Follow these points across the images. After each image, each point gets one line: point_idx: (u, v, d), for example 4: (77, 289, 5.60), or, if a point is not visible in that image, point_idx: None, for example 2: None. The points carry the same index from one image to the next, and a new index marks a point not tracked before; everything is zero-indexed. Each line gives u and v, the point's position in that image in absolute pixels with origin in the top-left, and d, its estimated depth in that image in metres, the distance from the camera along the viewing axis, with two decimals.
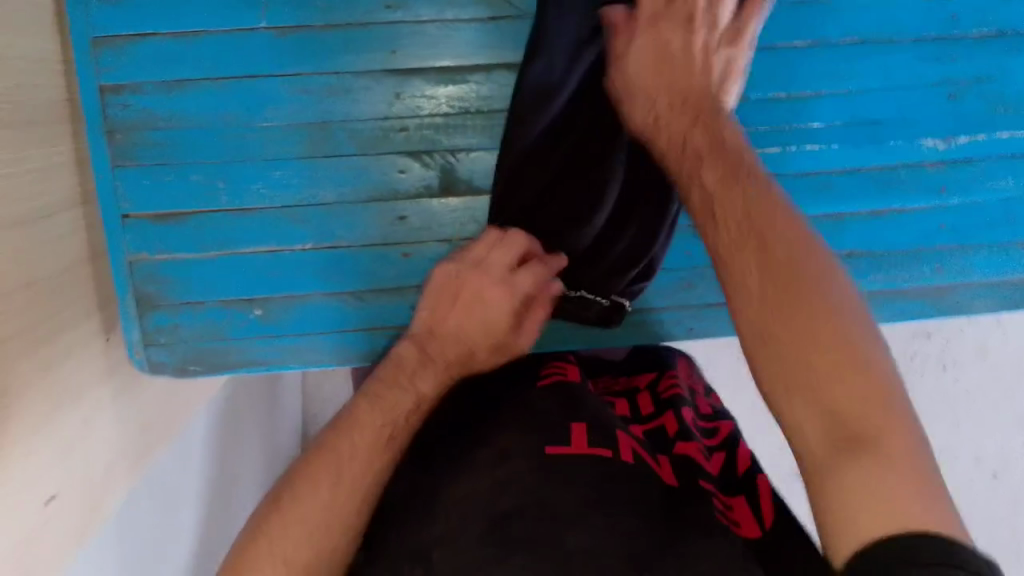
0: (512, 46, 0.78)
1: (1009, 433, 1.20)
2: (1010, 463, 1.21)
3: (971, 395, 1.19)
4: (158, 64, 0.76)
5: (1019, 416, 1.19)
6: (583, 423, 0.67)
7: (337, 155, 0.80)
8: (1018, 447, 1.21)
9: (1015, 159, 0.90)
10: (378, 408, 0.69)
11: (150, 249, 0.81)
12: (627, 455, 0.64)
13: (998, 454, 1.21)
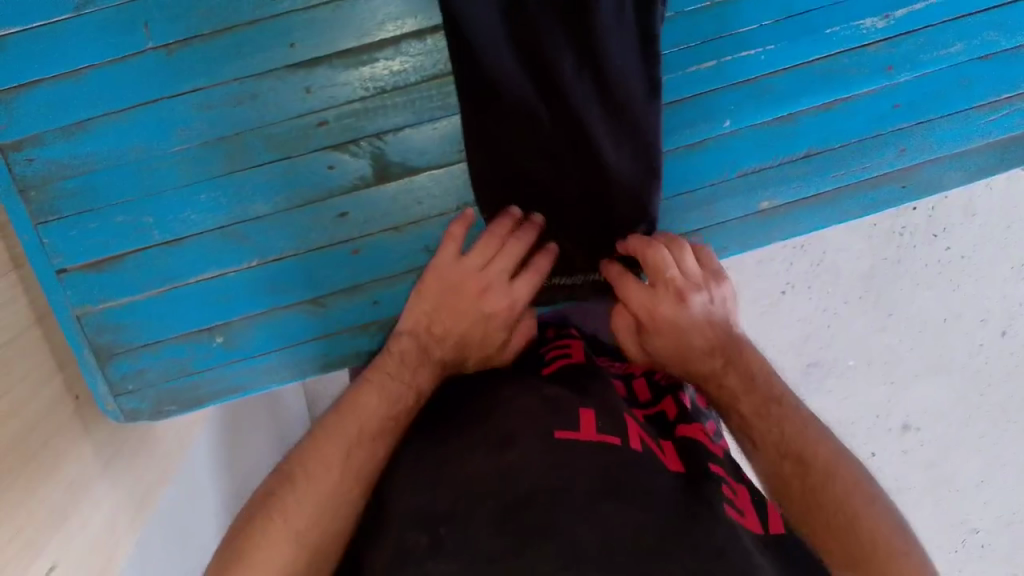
0: (414, 11, 0.73)
1: (1011, 286, 1.19)
2: (1016, 315, 1.21)
3: (967, 258, 1.16)
4: (53, 111, 0.72)
5: (1014, 266, 1.18)
6: (591, 408, 0.69)
7: (262, 164, 0.77)
8: (1021, 299, 1.20)
9: (960, 20, 0.88)
10: (367, 408, 0.74)
11: (94, 300, 0.79)
12: (635, 441, 0.67)
13: (1003, 308, 1.20)
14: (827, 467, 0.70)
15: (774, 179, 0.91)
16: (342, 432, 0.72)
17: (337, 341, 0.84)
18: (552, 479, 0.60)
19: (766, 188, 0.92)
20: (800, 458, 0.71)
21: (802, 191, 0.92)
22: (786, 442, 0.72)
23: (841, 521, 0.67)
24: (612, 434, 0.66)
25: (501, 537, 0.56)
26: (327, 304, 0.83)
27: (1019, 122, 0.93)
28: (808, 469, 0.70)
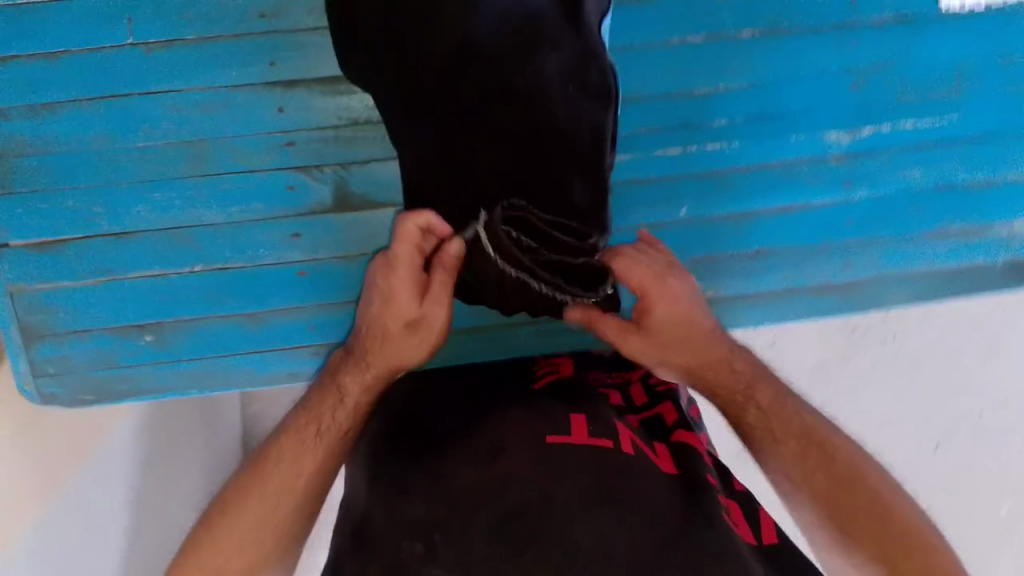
0: None
1: (949, 401, 1.09)
2: (952, 434, 1.09)
3: (918, 368, 1.09)
4: (22, 88, 0.73)
5: (968, 385, 1.09)
6: (582, 416, 0.59)
7: (224, 172, 0.77)
8: (960, 416, 1.09)
9: (924, 147, 0.92)
10: (308, 441, 0.65)
11: (30, 279, 0.78)
12: (629, 445, 0.57)
13: (939, 423, 1.09)
14: (830, 443, 0.64)
15: (720, 270, 0.94)
16: (309, 428, 0.66)
17: (271, 360, 0.84)
18: (547, 486, 0.52)
19: (714, 277, 0.94)
20: (840, 483, 0.62)
21: (745, 287, 0.95)
22: (804, 452, 0.64)
23: (855, 491, 0.61)
24: (603, 438, 0.57)
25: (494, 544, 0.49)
26: (264, 320, 0.83)
27: (965, 256, 0.96)
28: (849, 487, 0.61)
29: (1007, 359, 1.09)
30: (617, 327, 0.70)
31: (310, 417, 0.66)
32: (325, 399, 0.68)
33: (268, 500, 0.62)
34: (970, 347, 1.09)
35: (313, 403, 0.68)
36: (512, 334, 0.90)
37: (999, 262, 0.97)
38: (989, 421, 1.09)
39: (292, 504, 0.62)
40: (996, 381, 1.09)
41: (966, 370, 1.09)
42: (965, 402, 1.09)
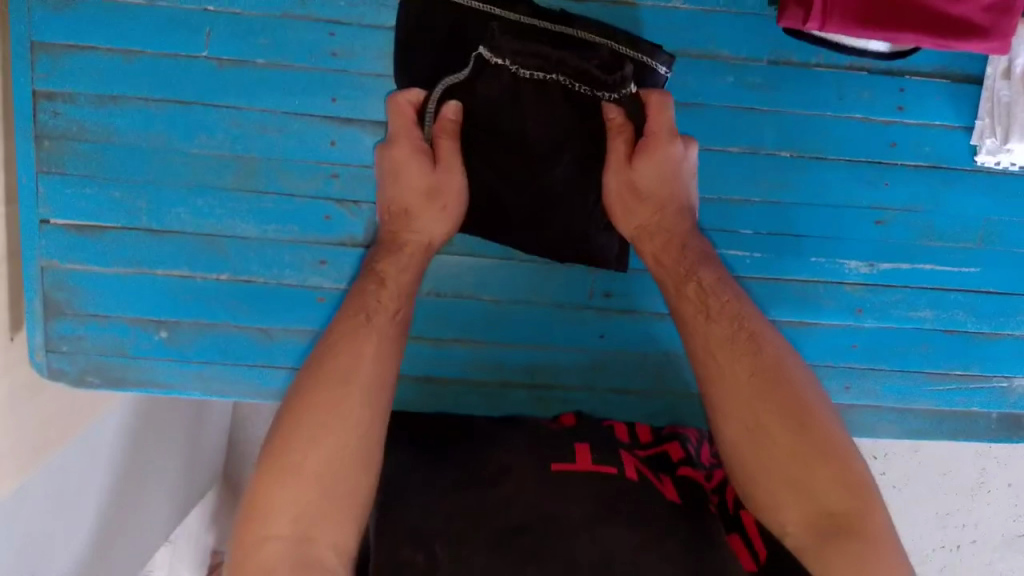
0: None
1: (930, 531, 1.21)
2: (926, 561, 1.22)
3: (896, 488, 1.19)
4: (96, 78, 0.77)
5: (939, 512, 1.20)
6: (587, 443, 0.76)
7: (268, 191, 0.81)
8: (937, 547, 1.22)
9: (937, 291, 0.95)
10: (339, 378, 0.60)
11: (64, 257, 0.81)
12: (631, 471, 0.72)
13: (915, 550, 1.22)
14: (783, 393, 0.61)
15: None
16: (352, 368, 0.61)
17: (276, 376, 0.86)
18: (547, 509, 0.64)
19: None
20: (802, 448, 0.58)
21: None
22: (763, 371, 0.62)
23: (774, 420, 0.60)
24: (607, 464, 0.72)
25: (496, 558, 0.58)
26: (276, 337, 0.85)
27: (963, 401, 0.98)
28: (811, 460, 0.57)
29: (990, 499, 1.19)
30: (619, 163, 0.74)
31: (345, 349, 0.62)
32: (352, 333, 0.63)
33: (333, 440, 0.57)
34: (949, 477, 1.18)
35: (345, 334, 0.63)
36: (509, 397, 0.92)
37: (995, 413, 1.00)
38: (963, 552, 1.22)
39: (366, 448, 0.58)
40: (976, 518, 1.20)
41: (950, 504, 1.20)
42: (944, 533, 1.21)
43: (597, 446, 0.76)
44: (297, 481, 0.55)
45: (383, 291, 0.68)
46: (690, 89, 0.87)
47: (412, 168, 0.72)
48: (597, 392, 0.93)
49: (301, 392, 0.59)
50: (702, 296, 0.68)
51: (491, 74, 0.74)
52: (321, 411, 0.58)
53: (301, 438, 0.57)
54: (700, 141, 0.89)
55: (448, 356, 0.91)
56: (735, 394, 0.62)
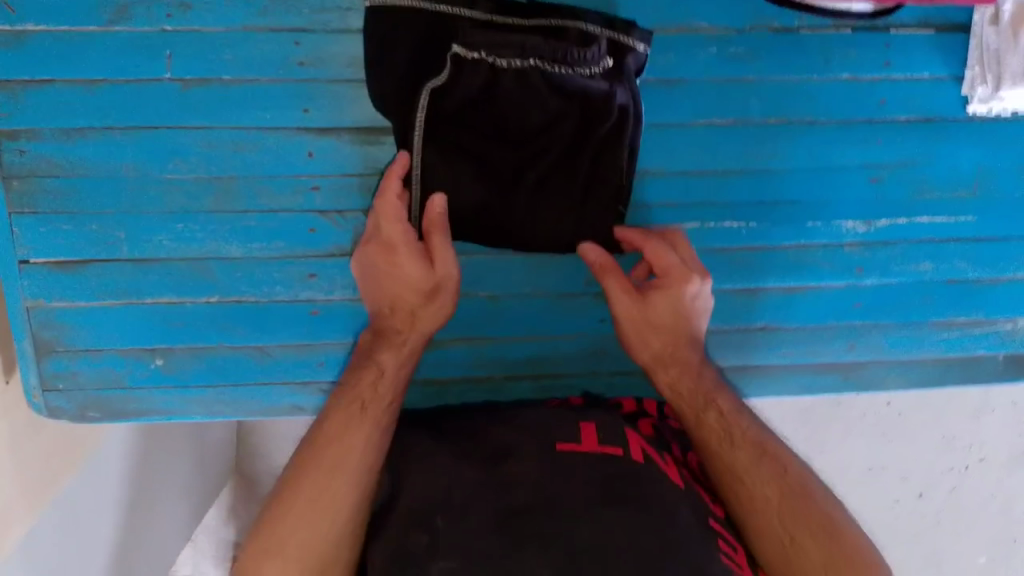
0: None
1: (938, 454, 1.21)
2: (936, 483, 1.22)
3: (903, 416, 1.19)
4: (58, 113, 0.75)
5: (945, 436, 1.20)
6: (592, 424, 0.75)
7: (249, 210, 0.79)
8: (946, 469, 1.22)
9: (936, 242, 0.94)
10: (349, 420, 0.66)
11: (48, 296, 0.80)
12: (638, 456, 0.71)
13: (925, 473, 1.21)
14: (783, 473, 0.68)
15: (728, 340, 0.95)
16: (345, 453, 0.64)
17: (276, 393, 0.85)
18: (549, 494, 0.64)
19: (723, 349, 0.95)
20: (799, 515, 0.66)
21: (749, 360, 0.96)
22: (735, 438, 0.71)
23: (772, 488, 0.68)
24: (613, 447, 0.71)
25: (497, 536, 0.60)
26: (272, 354, 0.84)
27: (967, 346, 0.98)
28: (810, 526, 0.65)
29: (995, 417, 1.20)
30: (625, 292, 0.76)
31: (337, 438, 0.65)
32: (349, 415, 0.66)
33: (323, 511, 0.61)
34: (953, 401, 1.19)
35: (338, 417, 0.66)
36: (513, 387, 0.92)
37: (1001, 355, 0.99)
38: (971, 473, 1.22)
39: (351, 522, 0.63)
40: (983, 437, 1.21)
41: (956, 427, 1.20)
42: (952, 456, 1.21)
43: (604, 424, 0.75)
44: (293, 535, 0.60)
45: (379, 383, 0.69)
46: (673, 66, 0.84)
47: (408, 263, 0.72)
48: (600, 376, 0.93)
49: (296, 465, 0.64)
50: (725, 426, 0.72)
51: (468, 68, 0.73)
52: (314, 483, 0.62)
53: (293, 507, 0.61)
54: (687, 118, 0.86)
55: (448, 355, 0.90)
56: (727, 458, 0.71)
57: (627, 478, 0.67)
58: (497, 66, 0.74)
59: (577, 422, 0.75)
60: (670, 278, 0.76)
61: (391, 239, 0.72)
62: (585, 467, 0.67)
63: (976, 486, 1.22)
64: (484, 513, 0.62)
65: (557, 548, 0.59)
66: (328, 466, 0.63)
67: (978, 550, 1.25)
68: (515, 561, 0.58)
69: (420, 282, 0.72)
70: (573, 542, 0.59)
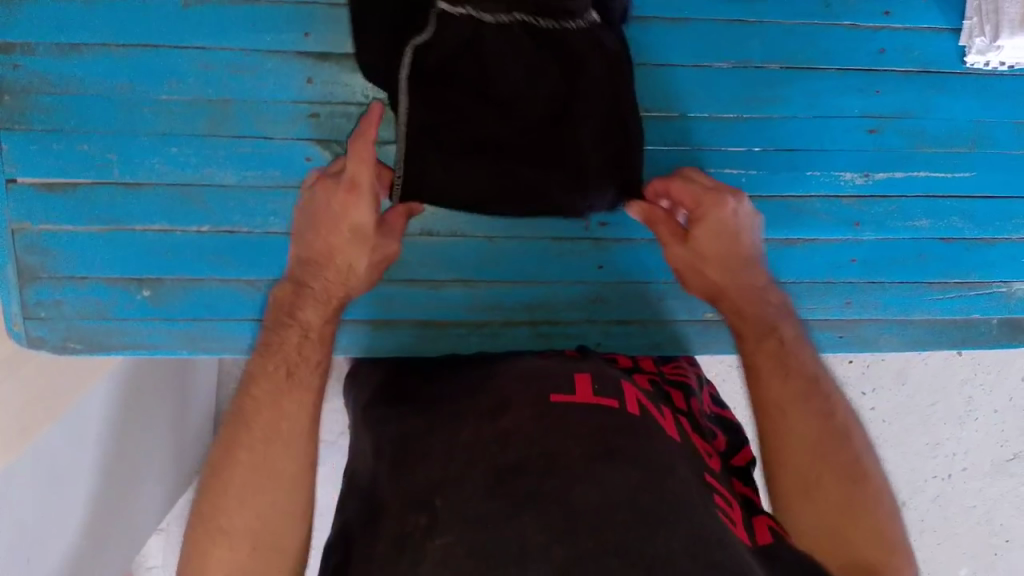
0: None
1: (922, 460, 1.22)
2: (920, 490, 1.23)
3: (886, 422, 1.20)
4: (54, 26, 0.72)
5: (930, 443, 1.22)
6: (587, 372, 0.74)
7: (243, 137, 0.77)
8: (930, 476, 1.23)
9: (932, 197, 0.94)
10: (270, 404, 0.64)
11: (34, 219, 0.77)
12: (634, 407, 0.70)
13: (908, 481, 1.23)
14: (827, 412, 0.69)
15: None
16: (277, 424, 0.63)
17: None
18: (546, 445, 0.62)
19: None
20: (826, 454, 0.67)
21: None
22: (788, 368, 0.72)
23: (812, 425, 0.68)
24: (608, 397, 0.70)
25: (493, 499, 0.57)
26: (264, 289, 0.82)
27: (962, 308, 0.98)
28: (836, 466, 0.66)
29: (978, 426, 1.21)
30: (676, 236, 0.76)
31: (266, 408, 0.63)
32: (276, 384, 0.65)
33: (261, 485, 0.60)
34: (938, 407, 1.20)
35: (265, 387, 0.65)
36: (510, 334, 0.90)
37: (995, 318, 0.99)
38: (955, 482, 1.23)
39: (291, 492, 0.61)
40: (967, 447, 1.22)
41: (940, 433, 1.21)
42: (936, 463, 1.22)
43: (598, 374, 0.74)
44: (239, 515, 0.59)
45: (304, 344, 0.68)
46: (676, 4, 0.84)
47: (358, 214, 0.70)
48: (599, 324, 0.91)
49: (225, 447, 0.62)
50: (780, 354, 0.73)
51: (458, 23, 0.68)
52: (251, 458, 0.61)
53: (232, 488, 0.60)
54: (690, 57, 0.86)
55: (444, 298, 0.89)
56: (772, 389, 0.71)
57: (624, 428, 0.65)
58: (481, 20, 0.68)
59: (573, 372, 0.74)
60: (704, 206, 0.74)
61: (360, 181, 0.68)
62: (582, 413, 0.66)
63: (962, 495, 1.23)
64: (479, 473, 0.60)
65: (552, 504, 0.56)
66: (257, 441, 0.61)
67: (958, 562, 1.25)
68: (514, 527, 0.54)
69: (363, 228, 0.70)
70: (572, 498, 0.56)
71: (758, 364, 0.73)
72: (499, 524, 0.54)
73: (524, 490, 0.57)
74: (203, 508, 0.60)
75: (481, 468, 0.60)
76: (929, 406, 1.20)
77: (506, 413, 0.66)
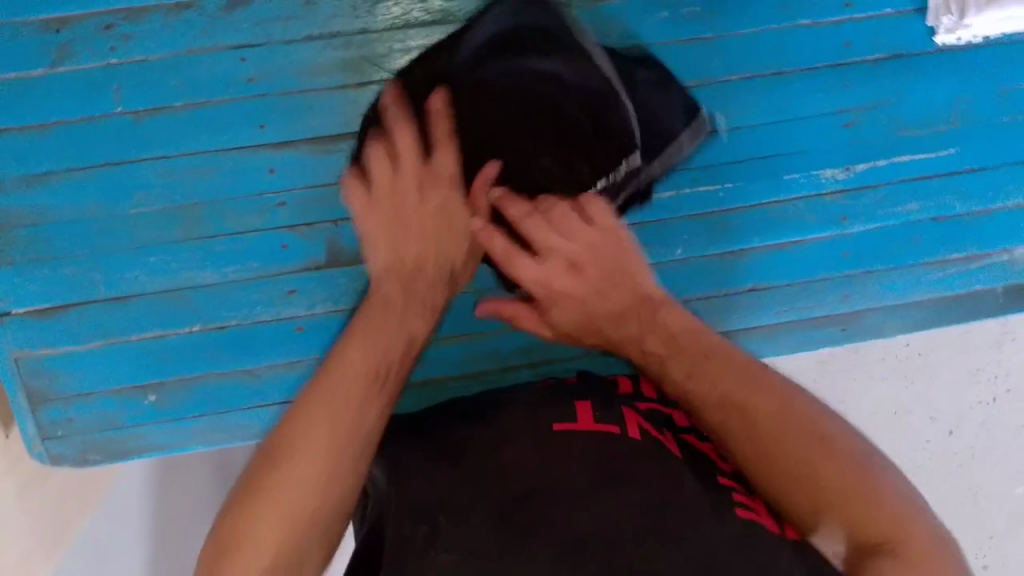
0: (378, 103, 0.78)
1: (963, 389, 1.08)
2: (966, 417, 1.09)
3: (922, 355, 1.07)
4: (20, 163, 0.75)
5: (972, 371, 1.08)
6: (587, 403, 0.74)
7: (217, 234, 0.79)
8: (973, 403, 1.09)
9: (918, 179, 0.92)
10: (303, 458, 0.54)
11: (32, 345, 0.80)
12: (635, 429, 0.70)
13: (954, 410, 1.09)
14: (793, 413, 0.59)
15: (746, 304, 0.93)
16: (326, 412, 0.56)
17: (273, 414, 0.84)
18: (555, 471, 0.63)
19: (750, 312, 0.94)
20: (787, 436, 0.58)
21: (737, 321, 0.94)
22: (725, 371, 0.62)
23: (781, 420, 0.58)
24: (608, 425, 0.70)
25: (495, 531, 0.58)
26: (263, 375, 0.83)
27: (965, 283, 0.96)
28: (805, 448, 0.57)
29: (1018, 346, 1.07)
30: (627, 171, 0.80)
31: (319, 400, 0.57)
32: (354, 388, 0.58)
33: (330, 436, 0.55)
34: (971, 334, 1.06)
35: (302, 408, 0.57)
36: (512, 377, 0.91)
37: (1001, 287, 0.97)
38: (1000, 406, 1.09)
39: (318, 506, 0.53)
40: (1009, 368, 1.08)
41: (980, 359, 1.07)
42: (977, 389, 1.08)
43: (597, 403, 0.75)
44: (303, 466, 0.53)
45: (338, 395, 0.57)
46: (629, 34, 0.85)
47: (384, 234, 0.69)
48: (600, 357, 0.91)
49: (338, 351, 0.61)
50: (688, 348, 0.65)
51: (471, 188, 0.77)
52: (303, 451, 0.54)
53: (281, 471, 0.53)
54: None
55: (440, 355, 0.90)
56: (703, 380, 0.62)
57: (629, 452, 0.66)
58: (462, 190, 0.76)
59: (572, 402, 0.75)
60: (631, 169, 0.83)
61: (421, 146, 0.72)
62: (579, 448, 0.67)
63: (1007, 418, 1.09)
64: (483, 510, 0.61)
65: (556, 531, 0.57)
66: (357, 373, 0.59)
67: (1012, 481, 1.11)
68: (523, 553, 0.56)
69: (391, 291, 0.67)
70: (575, 526, 0.57)
71: (672, 360, 0.65)
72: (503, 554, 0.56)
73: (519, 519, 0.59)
74: (237, 499, 0.52)
75: (487, 505, 0.61)
76: (961, 334, 1.06)
77: (504, 453, 0.68)
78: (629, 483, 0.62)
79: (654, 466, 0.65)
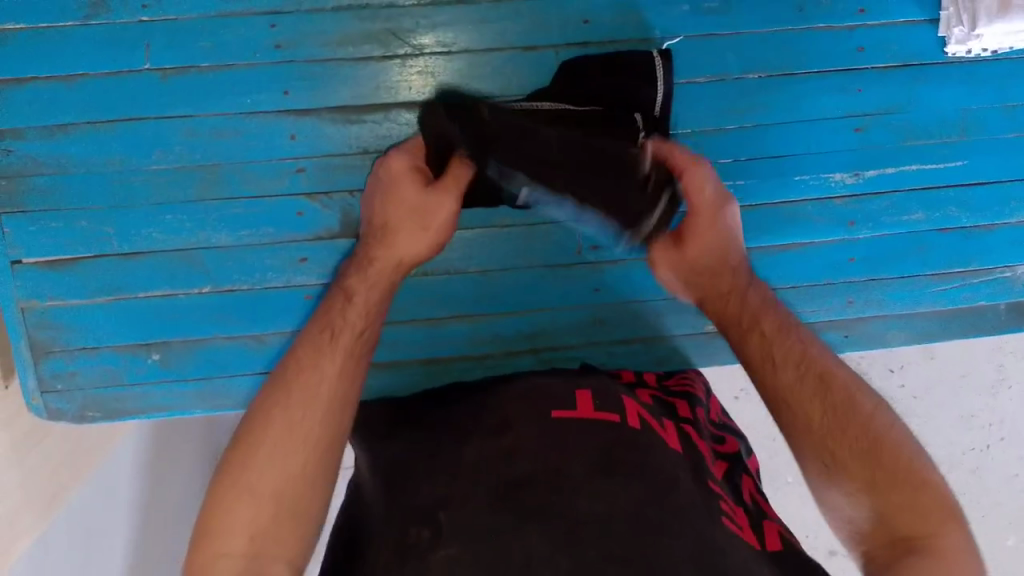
0: (401, 75, 0.79)
1: (958, 434, 1.13)
2: (958, 464, 1.13)
3: (918, 398, 1.12)
4: (43, 111, 0.75)
5: (965, 415, 1.12)
6: (589, 389, 0.75)
7: (234, 198, 0.80)
8: (967, 449, 1.13)
9: (927, 189, 0.94)
10: (284, 408, 0.59)
11: (41, 296, 0.80)
12: (633, 420, 0.72)
13: (946, 455, 1.13)
14: (852, 396, 0.61)
15: None
16: (314, 386, 0.61)
17: None
18: (551, 462, 0.63)
19: None
20: (839, 408, 0.60)
21: None
22: (804, 351, 0.65)
23: (839, 399, 0.61)
24: (608, 413, 0.71)
25: (499, 514, 0.58)
26: (269, 342, 0.84)
27: (966, 297, 0.97)
28: (853, 424, 0.59)
29: (1012, 394, 1.12)
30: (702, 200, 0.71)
31: (306, 371, 0.62)
32: (319, 346, 0.63)
33: (304, 400, 0.60)
34: (969, 378, 1.12)
35: (278, 393, 0.61)
36: (516, 363, 0.92)
37: (1002, 304, 0.98)
38: (993, 454, 1.13)
39: (305, 495, 0.57)
40: (1003, 417, 1.12)
41: (974, 405, 1.12)
42: (971, 435, 1.13)
43: (601, 391, 0.75)
44: (280, 422, 0.58)
45: (311, 371, 0.62)
46: (647, 23, 0.84)
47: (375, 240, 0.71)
48: (603, 346, 0.92)
49: (268, 395, 0.61)
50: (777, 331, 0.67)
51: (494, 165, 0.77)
52: (286, 418, 0.59)
53: (253, 451, 0.57)
54: None
55: (445, 334, 0.90)
56: (774, 344, 0.66)
57: (627, 444, 0.68)
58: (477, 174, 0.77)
59: (575, 390, 0.75)
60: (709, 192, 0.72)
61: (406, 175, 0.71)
62: (581, 433, 0.68)
63: (1000, 466, 1.13)
64: (486, 490, 0.61)
65: (557, 521, 0.57)
66: (325, 346, 0.63)
67: (1003, 531, 1.14)
68: (523, 539, 0.55)
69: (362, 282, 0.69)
70: (575, 515, 0.58)
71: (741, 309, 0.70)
72: (506, 535, 0.56)
73: (525, 503, 0.59)
74: (227, 462, 0.57)
75: (488, 485, 0.62)
76: (960, 377, 1.12)
77: (510, 432, 0.68)
78: (623, 476, 0.63)
79: (657, 461, 0.67)
